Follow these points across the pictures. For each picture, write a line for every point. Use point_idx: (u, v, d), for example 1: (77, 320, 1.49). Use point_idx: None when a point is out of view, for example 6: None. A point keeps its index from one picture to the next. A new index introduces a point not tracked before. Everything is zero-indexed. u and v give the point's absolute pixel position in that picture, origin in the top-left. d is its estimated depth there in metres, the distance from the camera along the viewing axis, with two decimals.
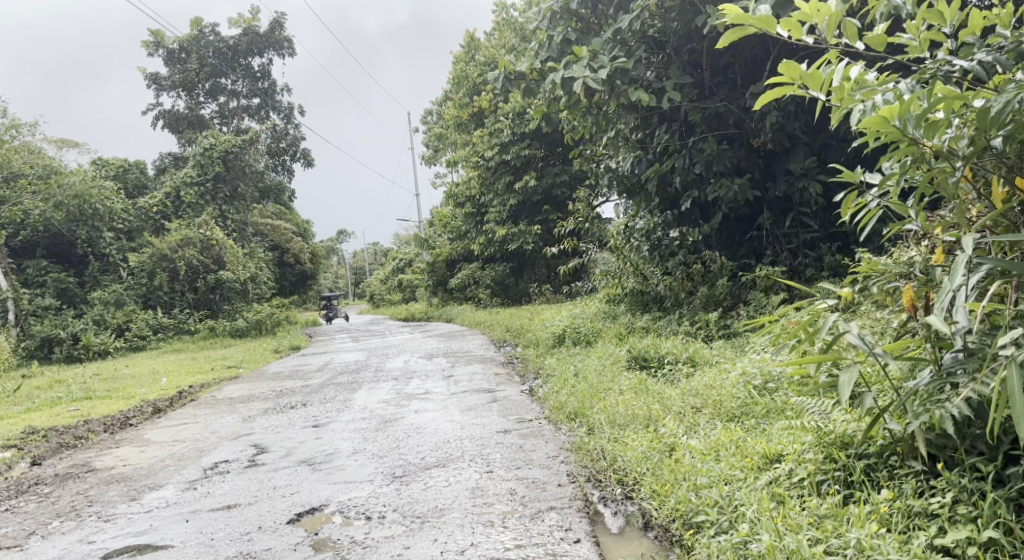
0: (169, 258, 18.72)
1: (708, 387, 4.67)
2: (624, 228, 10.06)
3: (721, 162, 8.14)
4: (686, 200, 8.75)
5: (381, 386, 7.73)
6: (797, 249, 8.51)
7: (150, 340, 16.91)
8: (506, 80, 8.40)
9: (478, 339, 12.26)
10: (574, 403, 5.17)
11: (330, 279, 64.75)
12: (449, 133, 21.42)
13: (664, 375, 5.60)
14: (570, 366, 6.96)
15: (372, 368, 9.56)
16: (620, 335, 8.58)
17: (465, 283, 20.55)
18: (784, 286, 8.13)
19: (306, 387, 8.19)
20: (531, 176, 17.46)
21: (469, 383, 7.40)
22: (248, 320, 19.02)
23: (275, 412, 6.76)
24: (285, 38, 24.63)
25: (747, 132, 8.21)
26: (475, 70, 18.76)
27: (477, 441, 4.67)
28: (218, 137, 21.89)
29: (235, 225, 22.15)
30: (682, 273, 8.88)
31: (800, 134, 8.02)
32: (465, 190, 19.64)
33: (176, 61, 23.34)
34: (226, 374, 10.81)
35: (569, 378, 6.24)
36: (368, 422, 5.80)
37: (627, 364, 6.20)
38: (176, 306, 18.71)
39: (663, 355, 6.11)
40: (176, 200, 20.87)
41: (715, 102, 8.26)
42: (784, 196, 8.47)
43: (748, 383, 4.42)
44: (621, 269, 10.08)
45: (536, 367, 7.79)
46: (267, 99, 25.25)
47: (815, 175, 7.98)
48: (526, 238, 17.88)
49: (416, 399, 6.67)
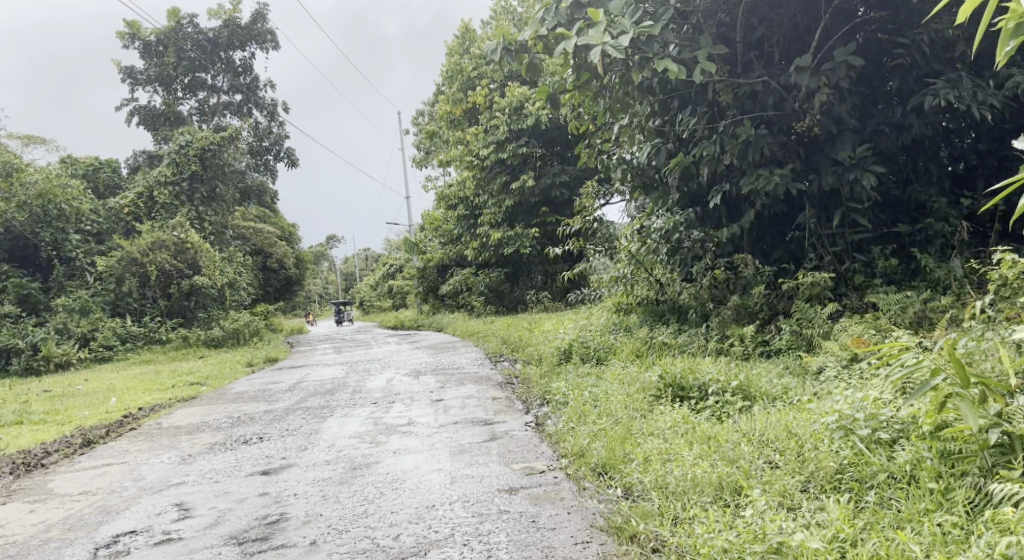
0: (140, 262, 17.27)
1: (785, 431, 3.50)
2: (638, 228, 8.85)
3: (758, 149, 6.96)
4: (715, 194, 7.57)
5: (356, 414, 6.48)
6: (843, 252, 7.33)
7: (117, 350, 15.61)
8: (506, 52, 7.18)
9: (471, 352, 11.02)
10: (602, 448, 3.97)
11: (319, 286, 63.35)
12: (441, 131, 20.19)
13: (712, 413, 4.42)
14: (585, 392, 5.73)
15: (350, 388, 8.26)
16: (637, 352, 7.41)
17: (457, 289, 19.26)
18: (832, 297, 6.95)
19: (268, 413, 6.92)
20: (529, 175, 16.29)
21: (461, 412, 6.12)
22: (225, 329, 17.73)
23: (223, 448, 5.50)
24: (268, 31, 23.38)
25: (787, 115, 7.04)
26: (470, 63, 17.59)
27: (474, 507, 3.46)
28: (195, 133, 20.49)
29: (214, 227, 20.79)
30: (710, 280, 7.70)
31: (848, 118, 6.89)
32: (458, 191, 18.42)
33: (152, 55, 22.07)
34: (186, 392, 9.51)
35: (587, 410, 5.02)
36: (332, 468, 4.54)
37: (660, 394, 5.00)
38: (148, 313, 17.31)
39: (706, 384, 4.92)
40: (148, 200, 19.48)
41: (750, 79, 7.09)
42: (830, 190, 7.29)
43: (848, 433, 3.20)
44: (635, 276, 8.86)
45: (541, 391, 6.58)
46: (250, 95, 24.00)
47: (870, 164, 6.83)
48: (524, 242, 16.68)
49: (396, 434, 5.41)
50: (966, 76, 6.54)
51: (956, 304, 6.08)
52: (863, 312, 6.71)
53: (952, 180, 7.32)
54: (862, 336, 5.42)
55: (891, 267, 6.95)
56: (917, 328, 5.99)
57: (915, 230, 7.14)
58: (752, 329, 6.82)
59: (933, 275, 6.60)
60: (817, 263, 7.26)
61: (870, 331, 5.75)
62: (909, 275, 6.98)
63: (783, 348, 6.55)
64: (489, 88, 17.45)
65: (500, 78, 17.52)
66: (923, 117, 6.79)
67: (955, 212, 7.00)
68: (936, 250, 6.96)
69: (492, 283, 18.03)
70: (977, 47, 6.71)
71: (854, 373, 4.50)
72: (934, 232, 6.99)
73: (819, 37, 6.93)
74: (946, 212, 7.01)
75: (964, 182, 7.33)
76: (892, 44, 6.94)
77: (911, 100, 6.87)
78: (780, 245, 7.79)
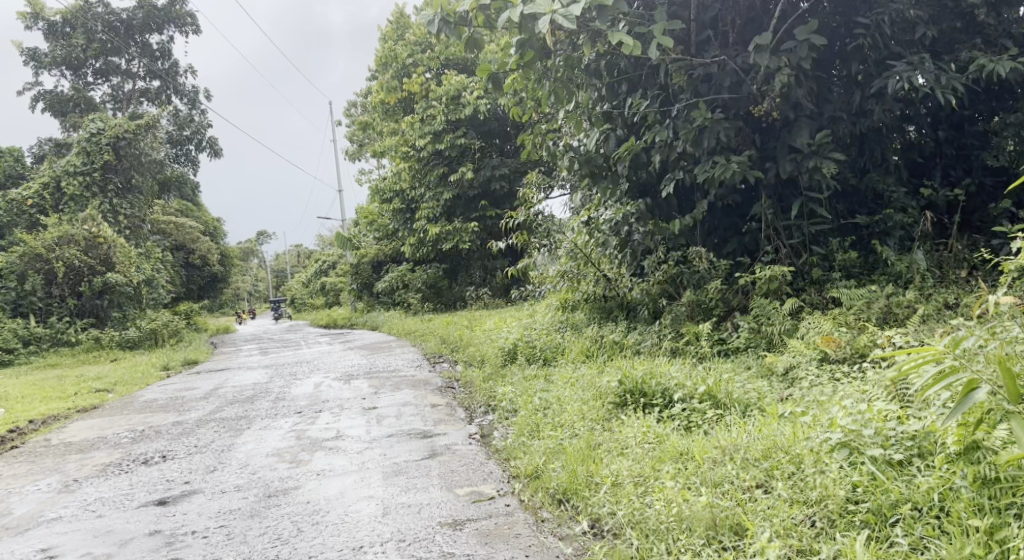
0: (45, 259, 15.84)
1: (772, 445, 3.12)
2: (585, 221, 8.34)
3: (714, 134, 6.53)
4: (667, 183, 7.09)
5: (277, 426, 5.78)
6: (800, 245, 6.98)
7: (18, 354, 14.33)
8: (444, 23, 6.54)
9: (407, 353, 10.36)
10: (563, 466, 3.54)
11: (249, 284, 61.28)
12: (375, 121, 19.35)
13: (681, 424, 3.99)
14: (535, 398, 5.22)
15: (273, 395, 7.50)
16: (586, 352, 6.93)
17: (392, 286, 18.49)
18: (789, 291, 6.60)
19: (177, 427, 6.11)
20: (467, 167, 15.69)
21: (397, 422, 5.51)
22: (142, 329, 16.53)
23: (117, 470, 4.73)
24: (187, 13, 22.08)
25: (744, 98, 6.63)
26: (404, 49, 16.82)
27: (411, 550, 2.95)
28: (107, 120, 19.08)
29: (129, 222, 19.39)
30: (662, 275, 7.25)
31: (806, 102, 6.52)
32: (393, 183, 17.65)
33: (58, 37, 20.42)
34: (87, 401, 8.56)
35: (538, 422, 4.49)
36: (242, 497, 3.85)
37: (619, 402, 4.49)
38: (54, 313, 15.96)
39: (670, 389, 4.44)
40: (55, 192, 17.90)
41: (705, 60, 6.66)
42: (786, 179, 6.93)
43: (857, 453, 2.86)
44: (581, 270, 8.34)
45: (486, 396, 6.01)
46: (169, 81, 22.70)
47: (829, 152, 6.49)
48: (463, 237, 16.05)
49: (321, 451, 4.75)
50: (927, 59, 6.27)
51: (921, 299, 5.77)
52: (823, 308, 6.37)
53: (910, 169, 7.05)
54: (831, 337, 5.09)
55: (850, 261, 6.62)
56: (882, 325, 5.65)
57: (874, 221, 6.82)
58: (708, 327, 6.40)
59: (895, 268, 6.29)
60: (773, 256, 6.90)
61: (839, 329, 5.39)
62: (869, 269, 6.69)
63: (741, 346, 6.15)
64: (425, 77, 16.75)
65: (437, 66, 16.84)
66: (884, 102, 6.47)
67: (914, 202, 6.73)
68: (896, 242, 6.65)
69: (430, 279, 17.36)
70: (936, 30, 6.46)
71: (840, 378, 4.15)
72: (894, 223, 6.68)
73: (777, 16, 6.55)
74: (905, 203, 6.73)
75: (921, 172, 7.06)
76: (850, 24, 6.62)
77: (871, 84, 6.55)
78: (733, 237, 7.37)
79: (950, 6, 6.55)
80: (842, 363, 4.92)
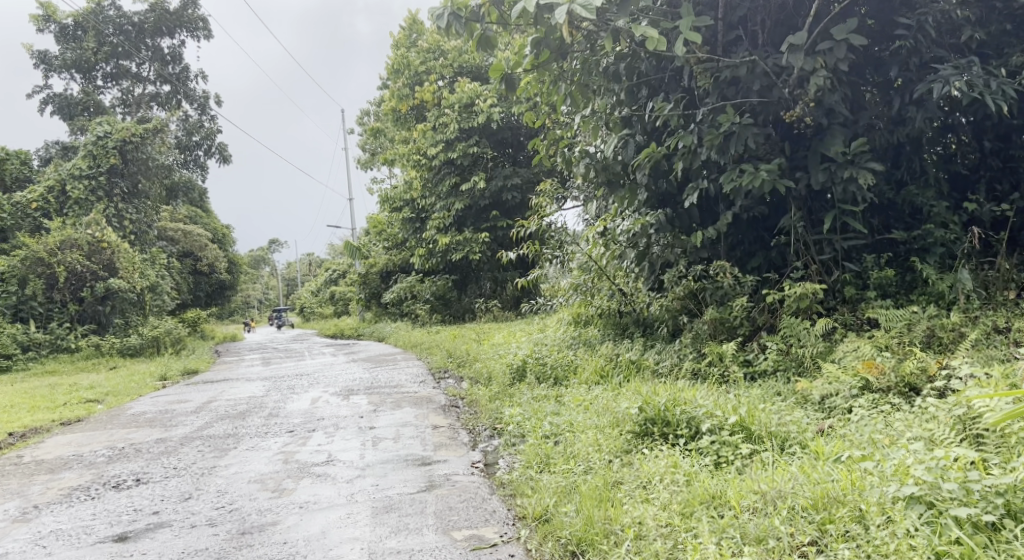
0: (47, 263, 15.49)
1: (822, 494, 2.78)
2: (600, 232, 7.89)
3: (742, 140, 6.08)
4: (690, 192, 6.63)
5: (266, 447, 5.33)
6: (831, 260, 6.49)
7: (16, 360, 14.00)
8: (455, 18, 6.09)
9: (412, 367, 9.92)
10: (575, 511, 3.18)
11: (259, 292, 61.12)
12: (386, 129, 19.00)
13: (711, 460, 3.57)
14: (545, 422, 4.77)
15: (268, 411, 7.07)
16: (600, 372, 6.48)
17: (400, 297, 18.08)
18: (820, 311, 6.12)
19: (159, 445, 5.68)
20: (479, 177, 15.29)
21: (395, 445, 5.07)
22: (143, 336, 16.14)
23: (83, 495, 4.28)
24: (199, 18, 21.89)
25: (774, 103, 6.19)
26: (417, 56, 16.46)
27: None
28: (114, 123, 18.79)
29: (135, 227, 19.09)
30: (683, 290, 6.78)
31: (842, 108, 6.07)
32: (404, 192, 17.27)
33: (69, 40, 20.23)
34: (75, 412, 8.16)
35: (548, 452, 4.03)
36: (214, 534, 3.41)
37: (638, 433, 4.03)
38: (55, 319, 15.59)
39: (697, 419, 3.96)
40: (60, 195, 17.64)
41: (732, 62, 6.22)
42: (818, 191, 6.46)
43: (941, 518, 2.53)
44: (596, 284, 7.94)
45: (492, 418, 5.56)
46: (179, 86, 22.48)
47: (865, 161, 6.03)
48: (473, 248, 15.64)
49: (307, 479, 4.30)
50: (975, 62, 5.81)
51: (968, 322, 5.27)
52: (858, 330, 5.89)
53: (952, 182, 6.57)
54: (873, 362, 4.62)
55: (887, 279, 6.15)
56: (926, 349, 5.18)
57: (912, 237, 6.34)
58: (733, 348, 5.92)
59: (937, 288, 5.80)
60: (802, 272, 6.42)
61: (881, 354, 4.91)
62: (906, 287, 6.20)
63: (769, 369, 5.68)
64: (438, 84, 16.39)
65: (450, 73, 16.49)
66: (925, 109, 6.01)
67: (957, 218, 6.25)
68: (936, 260, 6.16)
69: (439, 291, 16.90)
70: (983, 33, 6.00)
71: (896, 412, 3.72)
72: (934, 239, 6.19)
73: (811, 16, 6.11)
74: (947, 218, 6.25)
75: (964, 185, 6.57)
76: (890, 26, 6.17)
77: (911, 90, 6.10)
78: (760, 251, 6.87)
79: (998, 8, 6.09)
80: (886, 393, 4.43)
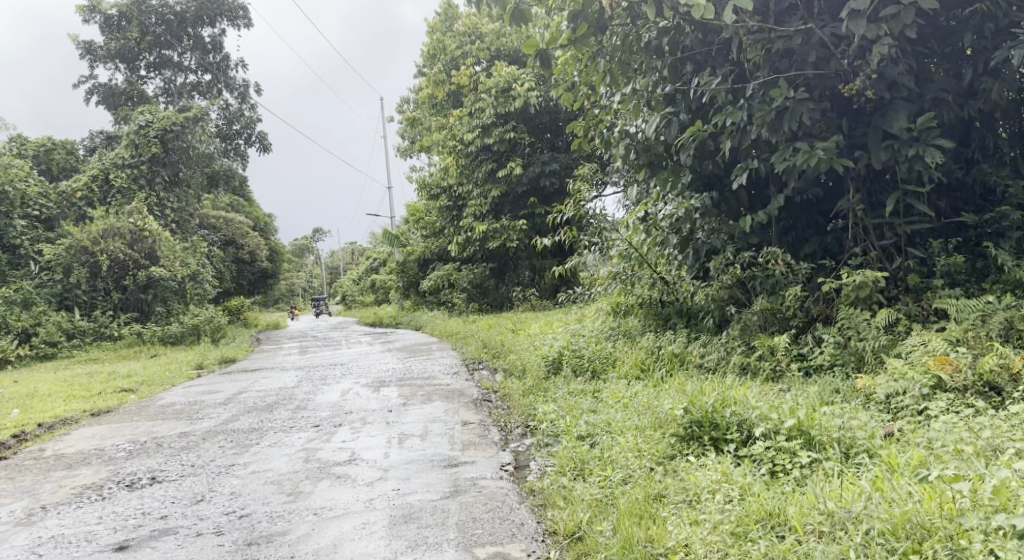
0: (90, 252, 15.58)
1: (902, 518, 2.46)
2: (642, 217, 7.47)
3: (797, 116, 5.62)
4: (739, 173, 6.17)
5: (289, 444, 5.10)
6: (893, 246, 5.99)
7: (60, 348, 14.13)
8: None
9: (446, 357, 9.64)
10: (613, 530, 2.90)
11: (303, 281, 61.74)
12: (424, 115, 18.71)
13: (766, 470, 3.22)
14: (580, 421, 4.43)
15: (296, 403, 6.85)
16: (641, 366, 6.12)
17: (438, 285, 17.83)
18: (882, 301, 5.65)
19: (182, 439, 5.48)
20: (516, 163, 14.90)
21: (422, 444, 4.78)
22: (184, 324, 16.18)
23: (93, 494, 4.08)
24: (239, 6, 21.87)
25: (831, 76, 5.70)
26: (453, 40, 16.13)
27: None
28: (155, 112, 18.87)
29: (176, 215, 19.19)
30: (730, 278, 6.35)
31: (906, 80, 5.56)
32: (441, 179, 16.99)
33: (113, 30, 20.38)
34: (108, 402, 8.06)
35: (583, 457, 3.71)
36: (220, 545, 3.17)
37: (682, 436, 3.67)
38: (97, 307, 15.69)
39: (748, 422, 3.59)
40: (103, 184, 17.76)
41: (786, 32, 5.75)
42: (880, 172, 5.95)
43: None
44: (637, 272, 7.55)
45: (525, 416, 5.24)
46: (219, 74, 22.54)
47: (933, 138, 5.51)
48: (511, 236, 15.29)
49: (326, 481, 4.03)
50: None
51: None
52: (924, 321, 5.42)
53: None
54: (946, 357, 4.17)
55: (956, 266, 5.63)
56: (1003, 343, 4.70)
57: (984, 220, 5.81)
58: (785, 342, 5.51)
59: (1014, 275, 5.29)
60: (862, 259, 5.94)
61: (954, 349, 4.45)
62: (977, 275, 5.69)
63: (825, 364, 5.26)
64: (475, 68, 16.02)
65: (487, 57, 16.08)
66: (1001, 79, 5.47)
67: None
68: (1012, 245, 5.62)
69: (476, 279, 16.62)
70: None
71: (980, 419, 3.29)
72: (1010, 222, 5.65)
73: None
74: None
75: None
76: None
77: (986, 59, 5.55)
78: (814, 237, 6.40)
79: None
80: (962, 392, 4.00)
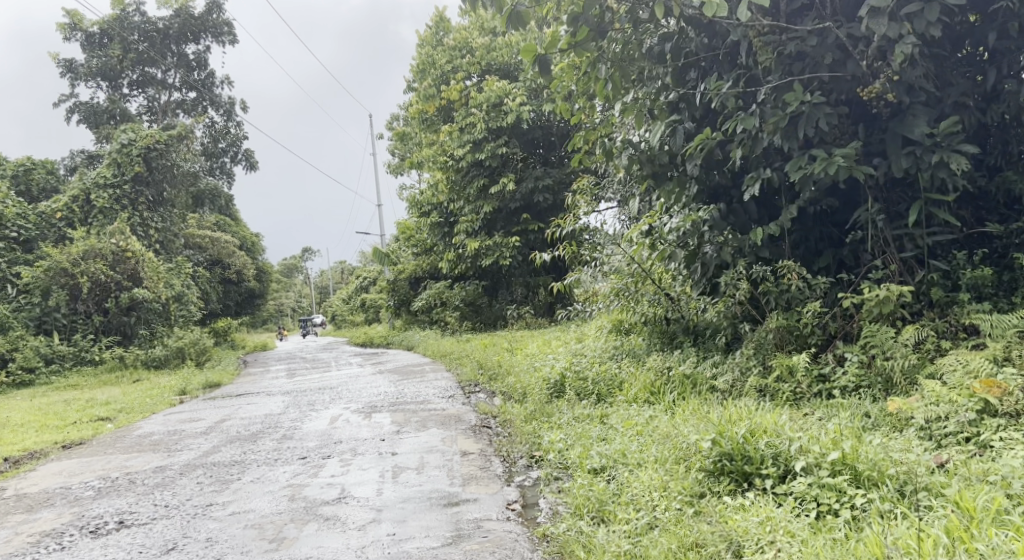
0: (71, 273, 15.05)
1: None
2: (644, 231, 7.09)
3: (812, 122, 5.30)
4: (750, 182, 5.81)
5: (273, 479, 4.68)
6: (915, 259, 5.63)
7: (38, 374, 13.59)
8: None
9: (441, 379, 9.24)
10: None
11: (292, 300, 61.08)
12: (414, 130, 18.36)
13: (813, 514, 2.89)
14: (592, 453, 4.04)
15: (281, 432, 6.42)
16: (650, 388, 5.77)
17: (430, 303, 17.42)
18: (906, 316, 5.30)
19: (156, 475, 5.06)
20: (509, 178, 14.55)
21: (418, 478, 4.37)
22: (168, 347, 15.67)
23: (51, 544, 3.65)
24: (223, 22, 21.51)
25: (847, 79, 5.40)
26: (444, 54, 15.83)
27: None
28: (139, 130, 18.48)
29: (160, 235, 18.75)
30: (742, 294, 5.98)
31: (927, 82, 5.26)
32: (432, 196, 16.61)
33: (96, 48, 20.01)
34: (80, 433, 7.56)
35: (602, 497, 3.36)
36: None
37: (713, 471, 3.32)
38: (78, 330, 15.16)
39: (785, 453, 3.24)
40: (85, 205, 17.24)
41: (798, 33, 5.44)
42: (899, 180, 5.62)
43: None
44: (640, 289, 7.18)
45: (529, 445, 4.83)
46: (205, 92, 22.15)
47: (957, 143, 5.21)
48: (504, 252, 14.96)
49: (312, 524, 3.63)
50: None
51: None
52: (952, 337, 5.08)
53: None
54: (992, 379, 3.81)
55: (983, 279, 5.31)
56: None
57: (1009, 231, 5.50)
58: (805, 361, 5.15)
59: None
60: (882, 273, 5.58)
61: (993, 369, 4.12)
62: (1005, 288, 5.37)
63: (850, 386, 4.91)
64: (466, 82, 15.70)
65: (478, 71, 15.74)
66: None
67: None
68: None
69: (469, 297, 16.27)
70: None
71: None
72: None
73: None
74: None
75: None
76: None
77: (1010, 61, 5.27)
78: (829, 249, 6.04)
79: None
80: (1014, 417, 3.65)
